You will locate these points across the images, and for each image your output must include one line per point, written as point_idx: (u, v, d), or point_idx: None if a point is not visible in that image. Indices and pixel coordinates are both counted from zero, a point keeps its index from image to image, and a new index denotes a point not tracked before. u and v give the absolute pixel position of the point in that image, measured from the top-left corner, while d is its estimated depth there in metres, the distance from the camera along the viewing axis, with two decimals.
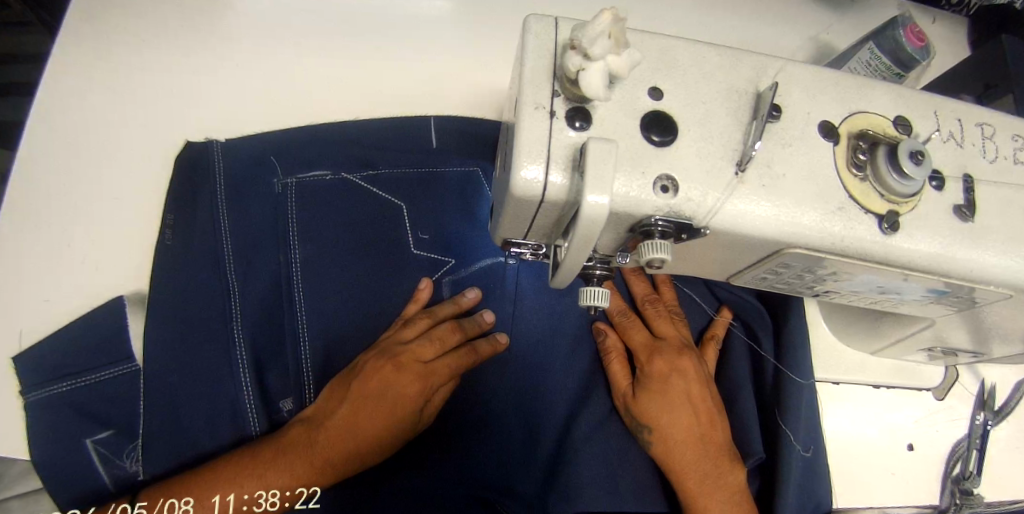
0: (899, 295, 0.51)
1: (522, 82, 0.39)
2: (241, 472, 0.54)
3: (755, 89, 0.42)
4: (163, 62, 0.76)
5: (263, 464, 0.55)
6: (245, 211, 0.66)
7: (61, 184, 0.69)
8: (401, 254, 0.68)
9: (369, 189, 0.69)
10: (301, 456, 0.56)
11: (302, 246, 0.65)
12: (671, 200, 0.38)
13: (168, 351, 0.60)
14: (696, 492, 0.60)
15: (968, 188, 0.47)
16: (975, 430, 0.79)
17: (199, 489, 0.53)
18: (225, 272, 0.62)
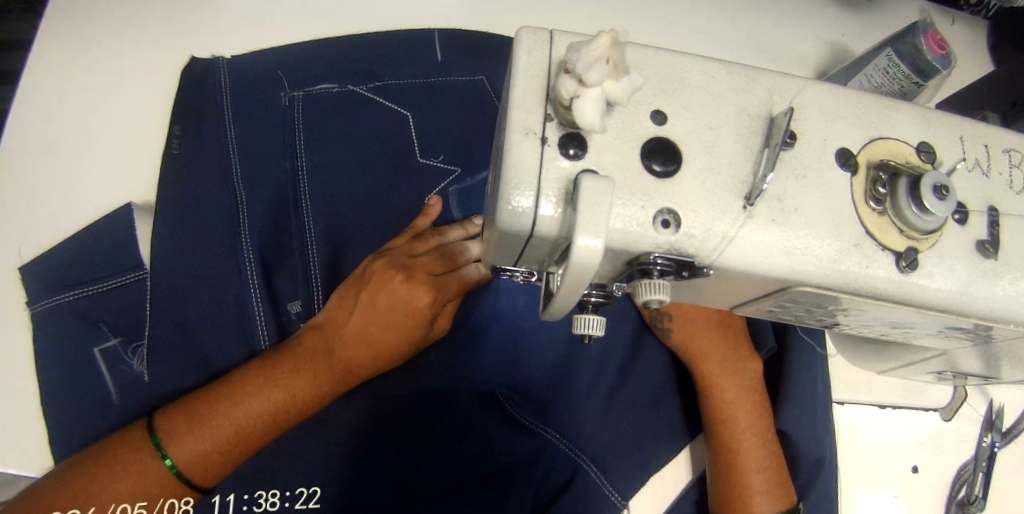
0: (913, 330, 0.48)
1: (513, 105, 0.35)
2: (260, 386, 0.52)
3: (767, 113, 0.39)
4: (148, 61, 0.73)
5: (282, 373, 0.53)
6: (253, 126, 0.67)
7: (42, 186, 0.67)
8: (408, 160, 0.69)
9: (370, 145, 0.69)
10: (315, 367, 0.54)
11: (311, 178, 0.66)
12: (672, 237, 0.35)
13: (180, 252, 0.61)
14: (717, 376, 0.61)
15: (993, 221, 0.44)
16: (980, 451, 0.75)
17: (217, 407, 0.51)
18: (233, 179, 0.64)
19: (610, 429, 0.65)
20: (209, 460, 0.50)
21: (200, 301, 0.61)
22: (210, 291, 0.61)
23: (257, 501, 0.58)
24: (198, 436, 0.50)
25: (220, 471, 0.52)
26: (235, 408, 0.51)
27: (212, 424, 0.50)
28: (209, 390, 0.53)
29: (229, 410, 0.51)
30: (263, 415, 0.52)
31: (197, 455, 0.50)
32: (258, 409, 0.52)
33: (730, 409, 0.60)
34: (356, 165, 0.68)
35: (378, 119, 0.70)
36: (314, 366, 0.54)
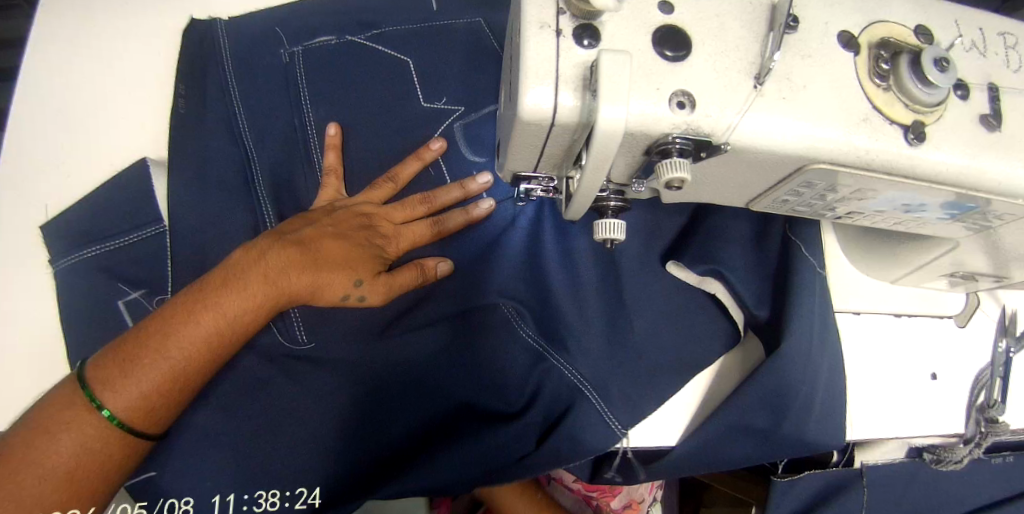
0: (922, 216, 0.50)
1: (526, 0, 0.37)
2: (188, 317, 0.50)
3: (769, 0, 0.40)
4: (150, 31, 0.74)
5: (211, 296, 0.51)
6: (252, 82, 0.67)
7: (56, 157, 0.68)
8: (411, 106, 0.68)
9: (372, 96, 0.68)
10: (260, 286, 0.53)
11: (315, 137, 0.66)
12: (688, 116, 0.37)
13: (193, 212, 0.62)
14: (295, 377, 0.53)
15: (994, 97, 0.45)
16: (997, 357, 0.75)
17: (145, 343, 0.49)
18: (240, 138, 0.64)
19: (625, 367, 0.64)
20: (147, 397, 0.48)
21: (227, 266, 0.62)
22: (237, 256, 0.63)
23: (257, 501, 0.57)
24: (128, 376, 0.48)
25: (164, 416, 0.50)
26: (168, 337, 0.49)
27: (145, 359, 0.48)
28: (137, 329, 0.50)
29: (159, 345, 0.49)
30: (200, 347, 0.50)
31: (132, 398, 0.47)
32: (189, 338, 0.49)
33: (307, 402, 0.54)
34: (362, 120, 0.68)
35: (381, 71, 0.69)
36: (247, 285, 0.52)
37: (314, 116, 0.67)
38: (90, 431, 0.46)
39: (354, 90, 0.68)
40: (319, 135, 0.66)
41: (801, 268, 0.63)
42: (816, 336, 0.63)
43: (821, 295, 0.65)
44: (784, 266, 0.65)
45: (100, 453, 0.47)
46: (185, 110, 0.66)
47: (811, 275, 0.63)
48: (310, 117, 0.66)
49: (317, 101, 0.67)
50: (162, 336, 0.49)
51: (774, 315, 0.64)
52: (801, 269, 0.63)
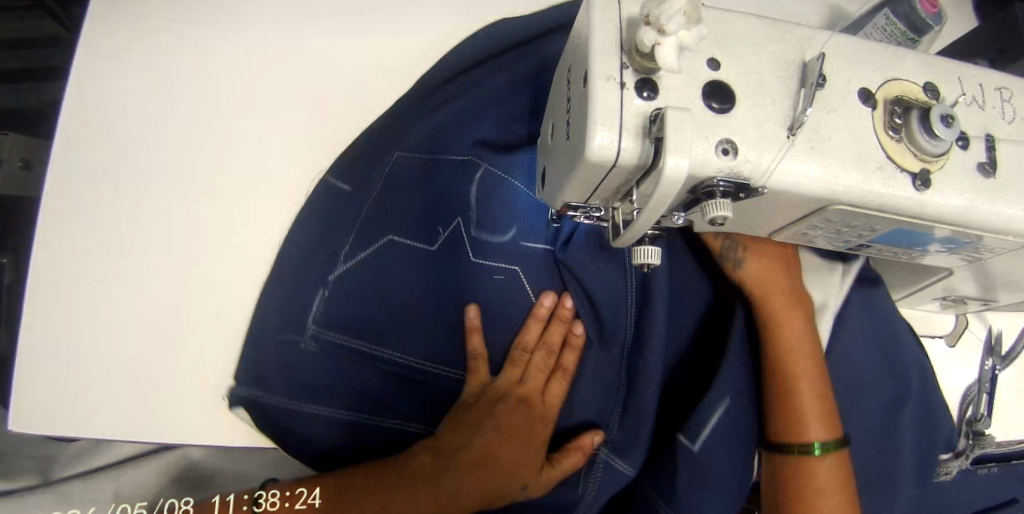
0: (923, 248, 0.56)
1: (593, 57, 0.42)
2: (364, 494, 0.60)
3: (800, 59, 0.46)
4: (196, 44, 0.76)
5: (383, 478, 0.61)
6: (317, 219, 0.68)
7: (103, 167, 0.70)
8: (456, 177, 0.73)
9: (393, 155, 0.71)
10: (427, 499, 0.61)
11: (386, 228, 0.70)
12: (731, 162, 0.42)
13: (299, 360, 0.67)
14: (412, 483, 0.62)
15: (990, 147, 0.51)
16: (984, 374, 0.83)
17: (318, 510, 0.59)
18: (330, 267, 0.68)
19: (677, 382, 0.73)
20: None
21: (292, 361, 0.67)
22: (300, 352, 0.67)
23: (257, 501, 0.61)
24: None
25: None
26: (346, 505, 0.59)
27: None
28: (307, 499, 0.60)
29: (330, 511, 0.59)
30: (369, 505, 0.60)
31: None
32: (363, 509, 0.59)
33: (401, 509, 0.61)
34: (396, 190, 0.71)
35: (401, 136, 0.72)
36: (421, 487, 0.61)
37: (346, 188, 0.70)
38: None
39: (405, 172, 0.71)
40: (355, 208, 0.70)
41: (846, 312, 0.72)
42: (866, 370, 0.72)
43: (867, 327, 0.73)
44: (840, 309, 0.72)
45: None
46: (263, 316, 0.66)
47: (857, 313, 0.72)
48: (342, 191, 0.70)
49: (374, 183, 0.71)
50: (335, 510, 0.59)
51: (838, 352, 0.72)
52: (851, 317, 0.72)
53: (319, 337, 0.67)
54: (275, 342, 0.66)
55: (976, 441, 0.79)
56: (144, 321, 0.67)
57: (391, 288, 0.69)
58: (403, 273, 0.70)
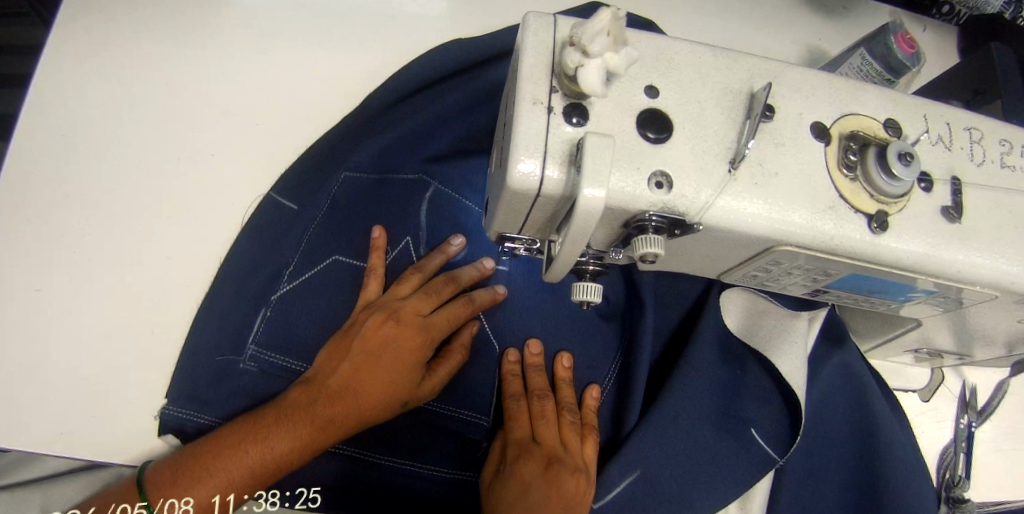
0: (886, 296, 0.52)
1: (522, 77, 0.39)
2: (247, 440, 0.53)
3: (748, 90, 0.43)
4: (145, 48, 0.73)
5: (265, 426, 0.54)
6: (266, 228, 0.66)
7: (29, 166, 0.65)
8: (414, 193, 0.72)
9: (345, 175, 0.69)
10: (302, 423, 0.55)
11: (332, 240, 0.68)
12: (665, 196, 0.39)
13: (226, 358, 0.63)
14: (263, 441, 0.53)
15: (956, 190, 0.48)
16: (960, 434, 0.82)
17: (197, 467, 0.52)
18: (274, 276, 0.66)
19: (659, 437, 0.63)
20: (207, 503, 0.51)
21: (230, 385, 0.62)
22: (239, 375, 0.63)
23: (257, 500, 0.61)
24: (187, 485, 0.51)
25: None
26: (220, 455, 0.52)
27: (194, 479, 0.51)
28: (201, 443, 0.54)
29: (209, 467, 0.52)
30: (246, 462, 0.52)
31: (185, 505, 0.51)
32: (238, 465, 0.52)
33: (272, 462, 0.53)
34: (347, 211, 0.69)
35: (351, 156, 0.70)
36: (298, 420, 0.55)
37: (295, 209, 0.68)
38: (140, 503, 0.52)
39: (361, 188, 0.70)
40: (303, 227, 0.67)
41: (824, 381, 0.70)
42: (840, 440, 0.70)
43: (846, 399, 0.70)
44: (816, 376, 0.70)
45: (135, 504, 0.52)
46: (202, 321, 0.62)
47: (833, 382, 0.70)
48: (290, 214, 0.67)
49: (326, 195, 0.69)
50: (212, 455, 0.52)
51: (814, 424, 0.70)
52: (828, 385, 0.70)
53: (258, 359, 0.63)
54: (212, 365, 0.62)
55: (957, 505, 0.78)
56: (56, 338, 0.60)
57: (340, 306, 0.67)
58: (352, 291, 0.68)
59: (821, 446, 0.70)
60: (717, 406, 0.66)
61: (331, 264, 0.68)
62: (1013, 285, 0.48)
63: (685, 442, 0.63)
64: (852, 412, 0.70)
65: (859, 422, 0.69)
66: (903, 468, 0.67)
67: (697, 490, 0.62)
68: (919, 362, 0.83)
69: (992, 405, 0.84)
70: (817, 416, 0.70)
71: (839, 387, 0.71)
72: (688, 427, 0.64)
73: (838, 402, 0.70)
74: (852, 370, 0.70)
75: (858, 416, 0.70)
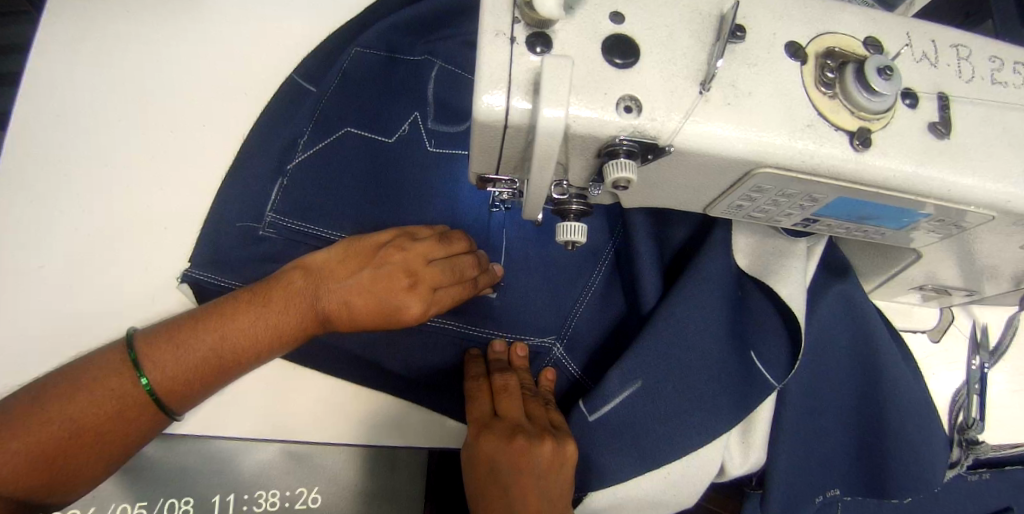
0: (878, 222, 0.51)
1: (483, 9, 0.39)
2: (243, 316, 0.56)
3: (718, 11, 0.42)
4: (126, 31, 0.73)
5: (261, 310, 0.56)
6: (274, 123, 0.68)
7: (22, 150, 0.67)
8: (418, 83, 0.74)
9: (351, 60, 0.71)
10: (292, 314, 0.57)
11: (336, 127, 0.69)
12: (634, 120, 0.38)
13: (247, 233, 0.64)
14: (253, 319, 0.56)
15: (943, 105, 0.47)
16: (972, 375, 0.81)
17: (201, 331, 0.55)
18: (281, 161, 0.66)
19: (658, 352, 0.61)
20: (185, 378, 0.54)
21: (253, 254, 0.64)
22: (259, 242, 0.64)
23: (257, 501, 0.67)
24: (175, 351, 0.54)
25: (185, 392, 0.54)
26: (221, 326, 0.55)
27: (189, 342, 0.54)
28: (198, 315, 0.56)
29: (212, 333, 0.55)
30: (247, 335, 0.55)
31: (169, 372, 0.53)
32: (234, 337, 0.55)
33: (256, 341, 0.56)
34: (355, 93, 0.71)
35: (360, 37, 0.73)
36: (289, 314, 0.57)
37: (312, 90, 0.71)
38: (131, 392, 0.52)
39: (361, 81, 0.71)
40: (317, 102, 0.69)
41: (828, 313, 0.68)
42: (842, 370, 0.69)
43: (849, 329, 0.69)
44: (816, 301, 0.68)
45: (123, 416, 0.52)
46: (220, 198, 0.65)
47: (837, 310, 0.69)
48: (276, 155, 0.66)
49: (329, 83, 0.70)
50: (219, 322, 0.55)
51: (817, 356, 0.69)
52: (832, 313, 0.68)
53: (279, 226, 0.64)
54: (235, 233, 0.63)
55: (971, 447, 0.79)
56: (63, 318, 0.62)
57: (352, 184, 0.67)
58: (363, 166, 0.68)
59: (823, 375, 0.69)
60: (727, 322, 0.62)
61: (347, 135, 0.69)
62: (1007, 202, 0.46)
63: (692, 361, 0.60)
64: (856, 341, 0.69)
65: (861, 354, 0.69)
66: (900, 400, 0.68)
67: (693, 414, 0.60)
68: (926, 303, 0.81)
69: (1005, 344, 0.82)
70: (819, 348, 0.69)
71: (843, 317, 0.69)
72: (689, 346, 0.61)
73: (841, 332, 0.69)
74: (850, 300, 0.68)
75: (862, 350, 0.69)
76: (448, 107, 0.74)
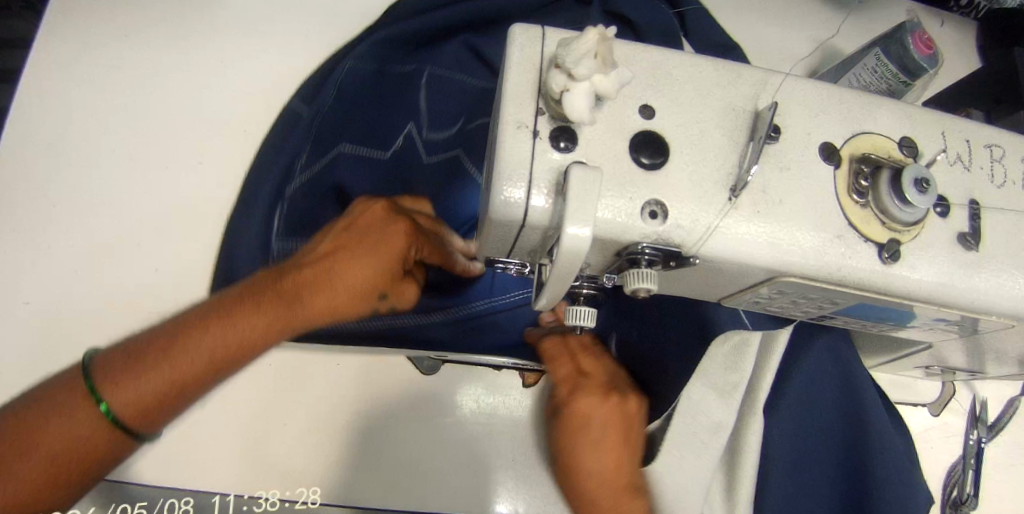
0: (897, 322, 0.49)
1: (506, 98, 0.36)
2: (210, 319, 0.46)
3: (752, 107, 0.40)
4: (134, 60, 0.73)
5: (231, 308, 0.46)
6: (287, 122, 0.71)
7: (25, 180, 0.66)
8: (423, 63, 0.72)
9: (359, 46, 0.72)
10: (272, 301, 0.47)
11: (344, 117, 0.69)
12: (659, 227, 0.36)
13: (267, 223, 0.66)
14: (220, 319, 0.46)
15: (974, 215, 0.45)
16: (969, 449, 0.80)
17: (156, 348, 0.44)
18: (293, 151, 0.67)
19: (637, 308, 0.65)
20: (146, 398, 0.43)
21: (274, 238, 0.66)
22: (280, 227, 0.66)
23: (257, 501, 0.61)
24: (126, 367, 0.43)
25: (157, 417, 0.44)
26: (174, 356, 0.44)
27: (144, 363, 0.44)
28: (147, 340, 0.46)
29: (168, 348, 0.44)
30: (217, 346, 0.45)
31: (124, 395, 0.42)
32: (204, 347, 0.45)
33: (231, 342, 0.45)
34: (366, 82, 0.71)
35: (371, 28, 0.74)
36: (266, 302, 0.47)
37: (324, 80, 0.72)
38: (89, 417, 0.42)
39: (366, 72, 0.71)
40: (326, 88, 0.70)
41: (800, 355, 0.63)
42: (828, 416, 0.62)
43: (834, 372, 0.62)
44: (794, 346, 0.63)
45: (87, 445, 0.42)
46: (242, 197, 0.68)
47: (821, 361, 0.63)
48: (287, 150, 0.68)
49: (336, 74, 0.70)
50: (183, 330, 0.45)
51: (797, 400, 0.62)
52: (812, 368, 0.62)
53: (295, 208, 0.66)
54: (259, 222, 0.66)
55: None
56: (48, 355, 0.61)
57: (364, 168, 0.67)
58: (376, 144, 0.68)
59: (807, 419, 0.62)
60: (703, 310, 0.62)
61: (358, 115, 0.69)
62: None
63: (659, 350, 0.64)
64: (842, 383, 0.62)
65: (842, 404, 0.62)
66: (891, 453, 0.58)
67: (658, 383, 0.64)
68: (929, 376, 0.80)
69: (1004, 419, 0.82)
70: (795, 391, 0.62)
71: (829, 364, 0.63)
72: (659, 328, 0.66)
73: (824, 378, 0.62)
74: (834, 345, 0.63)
75: (847, 390, 0.62)
76: (458, 82, 0.71)
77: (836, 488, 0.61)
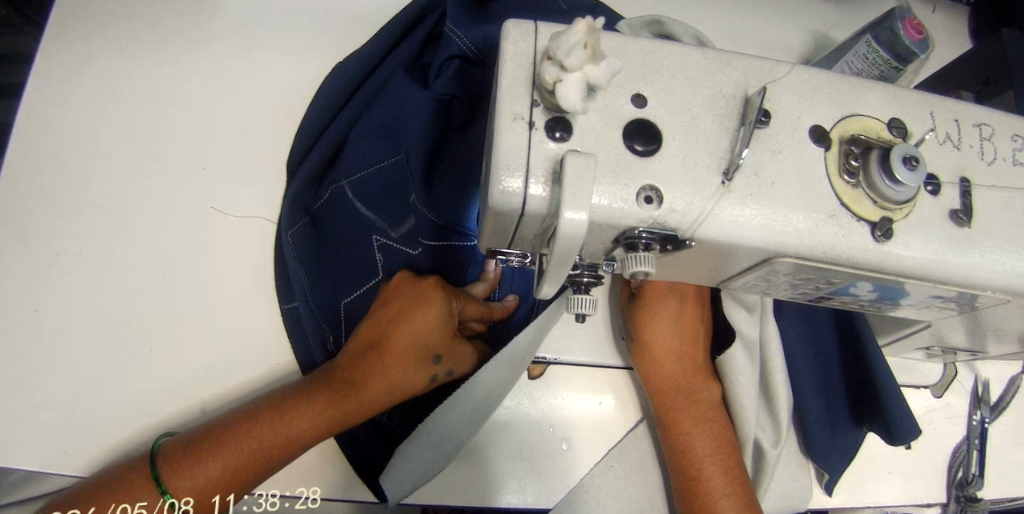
0: (893, 300, 0.50)
1: (501, 92, 0.37)
2: (279, 415, 0.54)
3: (742, 93, 0.41)
4: (137, 70, 0.74)
5: (292, 407, 0.54)
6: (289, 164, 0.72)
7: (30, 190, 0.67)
8: (393, 68, 0.71)
9: (346, 59, 0.73)
10: (329, 406, 0.55)
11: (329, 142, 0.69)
12: (654, 212, 0.37)
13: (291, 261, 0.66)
14: (281, 416, 0.54)
15: (965, 192, 0.46)
16: (972, 430, 0.81)
17: (234, 433, 0.53)
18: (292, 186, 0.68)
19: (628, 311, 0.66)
20: (225, 484, 0.52)
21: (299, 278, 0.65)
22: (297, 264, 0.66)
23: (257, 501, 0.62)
24: (197, 463, 0.51)
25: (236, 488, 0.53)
26: (281, 416, 0.54)
27: (223, 448, 0.52)
28: (223, 425, 0.54)
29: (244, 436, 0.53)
30: (307, 433, 0.54)
31: (201, 483, 0.51)
32: (277, 432, 0.53)
33: (296, 430, 0.54)
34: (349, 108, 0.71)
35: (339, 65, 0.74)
36: (321, 398, 0.55)
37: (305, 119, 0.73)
38: (184, 485, 0.50)
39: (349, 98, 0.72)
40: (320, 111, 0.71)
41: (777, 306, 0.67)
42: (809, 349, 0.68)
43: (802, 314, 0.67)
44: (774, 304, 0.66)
45: (211, 491, 0.51)
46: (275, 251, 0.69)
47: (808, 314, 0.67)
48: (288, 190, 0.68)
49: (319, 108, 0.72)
50: (254, 431, 0.53)
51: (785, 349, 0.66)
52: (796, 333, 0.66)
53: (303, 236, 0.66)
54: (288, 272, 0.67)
55: (970, 504, 0.77)
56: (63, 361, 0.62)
57: (368, 178, 0.67)
58: (367, 152, 0.67)
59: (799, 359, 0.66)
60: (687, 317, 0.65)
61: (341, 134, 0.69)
62: None
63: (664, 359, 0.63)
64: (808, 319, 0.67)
65: (824, 366, 0.69)
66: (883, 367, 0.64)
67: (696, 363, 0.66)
68: (929, 359, 0.80)
69: (1005, 400, 0.83)
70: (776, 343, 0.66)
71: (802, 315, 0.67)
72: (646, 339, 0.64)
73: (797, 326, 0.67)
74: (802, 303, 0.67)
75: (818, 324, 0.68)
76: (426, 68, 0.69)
77: (836, 439, 0.69)
